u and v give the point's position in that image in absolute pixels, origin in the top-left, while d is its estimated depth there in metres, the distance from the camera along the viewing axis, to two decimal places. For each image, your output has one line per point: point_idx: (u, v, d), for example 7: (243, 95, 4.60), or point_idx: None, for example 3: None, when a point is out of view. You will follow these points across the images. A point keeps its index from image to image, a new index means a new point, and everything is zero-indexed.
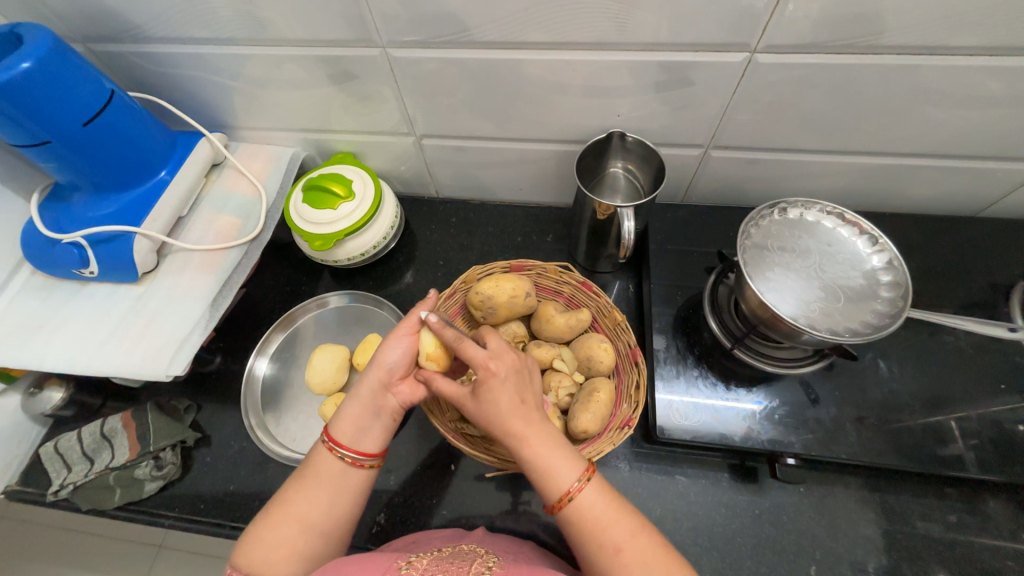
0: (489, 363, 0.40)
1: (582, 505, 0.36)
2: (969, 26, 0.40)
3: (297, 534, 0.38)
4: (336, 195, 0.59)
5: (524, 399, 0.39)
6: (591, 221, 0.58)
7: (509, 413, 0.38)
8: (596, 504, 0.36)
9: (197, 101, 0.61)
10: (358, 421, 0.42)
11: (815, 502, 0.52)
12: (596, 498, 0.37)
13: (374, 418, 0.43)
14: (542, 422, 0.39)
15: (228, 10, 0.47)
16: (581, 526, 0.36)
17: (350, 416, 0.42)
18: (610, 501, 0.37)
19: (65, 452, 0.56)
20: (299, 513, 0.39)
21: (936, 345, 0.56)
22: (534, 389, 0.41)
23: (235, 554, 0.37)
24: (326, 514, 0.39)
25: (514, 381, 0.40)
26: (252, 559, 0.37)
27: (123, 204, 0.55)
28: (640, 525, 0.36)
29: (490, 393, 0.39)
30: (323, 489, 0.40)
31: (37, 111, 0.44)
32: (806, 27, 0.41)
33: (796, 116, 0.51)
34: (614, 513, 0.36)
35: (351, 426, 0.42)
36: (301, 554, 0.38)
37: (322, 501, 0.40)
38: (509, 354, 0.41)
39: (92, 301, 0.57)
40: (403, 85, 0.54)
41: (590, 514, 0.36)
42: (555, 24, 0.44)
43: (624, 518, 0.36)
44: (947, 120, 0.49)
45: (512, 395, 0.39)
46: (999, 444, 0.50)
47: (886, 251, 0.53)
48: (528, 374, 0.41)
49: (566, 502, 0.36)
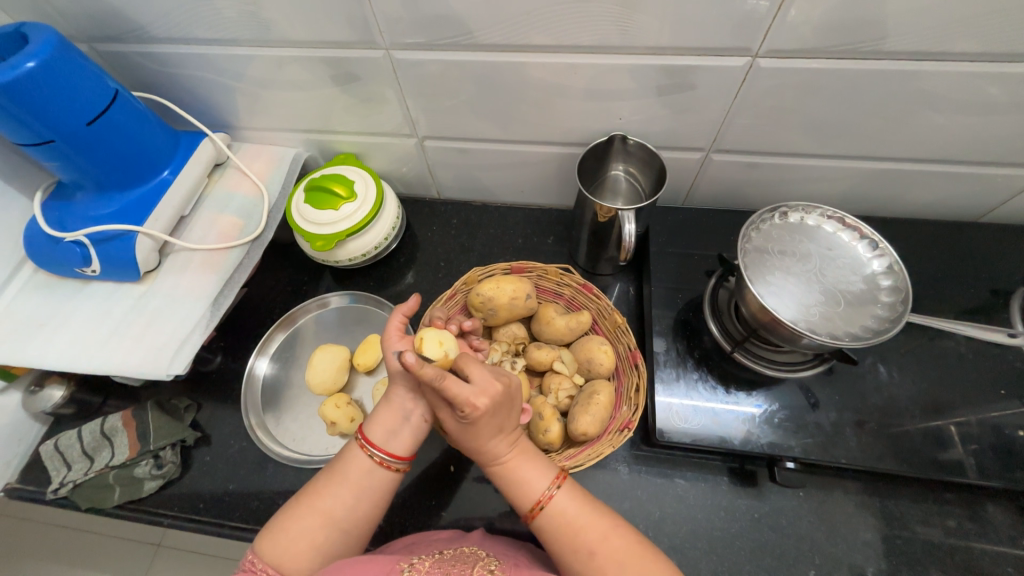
0: (475, 401, 0.38)
1: (555, 512, 0.39)
2: (970, 32, 0.40)
3: (319, 528, 0.39)
4: (338, 196, 0.59)
5: (504, 426, 0.41)
6: (592, 224, 0.58)
7: (488, 440, 0.40)
8: (569, 509, 0.39)
9: (200, 101, 0.61)
10: (391, 423, 0.44)
11: (815, 506, 0.52)
12: (568, 505, 0.39)
13: (403, 421, 0.44)
14: (521, 442, 0.42)
15: (233, 11, 0.47)
16: (554, 531, 0.39)
17: (383, 417, 0.44)
18: (584, 508, 0.39)
19: (65, 449, 0.56)
20: (323, 508, 0.40)
21: (937, 350, 0.56)
22: (514, 414, 0.41)
23: (257, 543, 0.39)
24: (349, 512, 0.41)
25: (497, 415, 0.39)
26: (276, 551, 0.38)
27: (126, 203, 0.55)
28: (614, 526, 0.39)
29: (472, 425, 0.39)
30: (349, 486, 0.41)
31: (41, 111, 0.44)
32: (808, 32, 0.42)
33: (797, 121, 0.51)
34: (586, 516, 0.39)
35: (383, 427, 0.43)
36: (320, 549, 0.39)
37: (347, 499, 0.41)
38: (497, 385, 0.39)
39: (94, 299, 0.57)
40: (405, 87, 0.54)
41: (563, 519, 0.39)
42: (557, 28, 0.44)
43: (597, 522, 0.39)
44: (949, 125, 0.49)
45: (494, 426, 0.40)
46: (999, 450, 0.50)
47: (887, 255, 0.53)
48: (511, 400, 0.41)
49: (538, 511, 0.39)
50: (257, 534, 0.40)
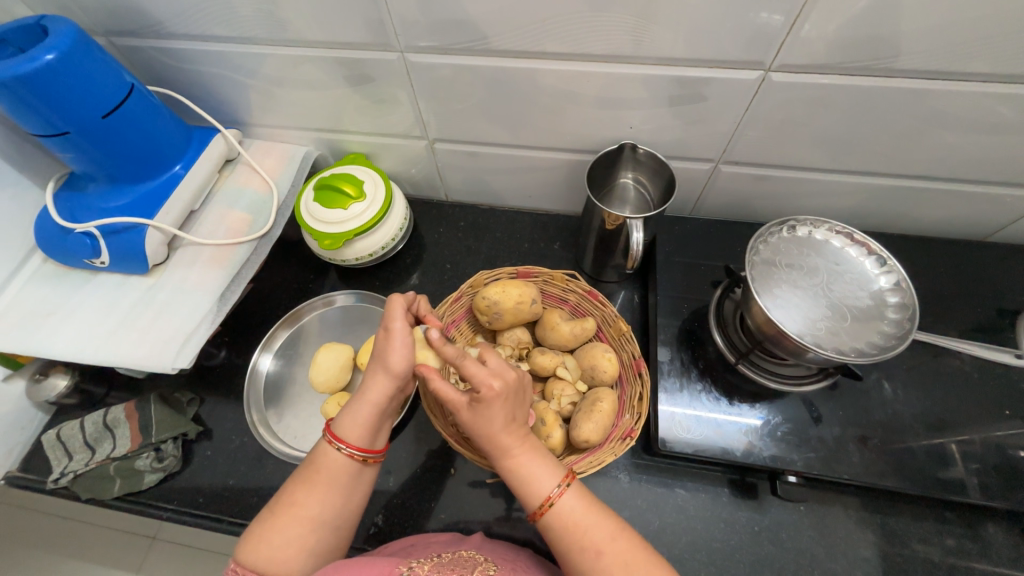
0: (491, 381, 0.38)
1: (565, 510, 0.38)
2: (983, 53, 0.40)
3: (306, 533, 0.39)
4: (347, 195, 0.59)
5: (515, 416, 0.40)
6: (599, 231, 0.58)
7: (500, 429, 0.39)
8: (576, 509, 0.39)
9: (213, 97, 0.62)
10: (369, 423, 0.42)
11: (816, 521, 0.52)
12: (576, 505, 0.39)
13: (379, 418, 0.42)
14: (529, 437, 0.41)
15: (249, 9, 0.48)
16: (561, 530, 0.38)
17: (360, 418, 0.42)
18: (590, 507, 0.39)
19: (67, 440, 0.57)
20: (309, 514, 0.39)
21: (941, 367, 0.56)
22: (524, 406, 0.42)
23: (240, 552, 0.38)
24: (337, 512, 0.41)
25: (509, 402, 0.40)
26: (264, 559, 0.38)
27: (138, 195, 0.55)
28: (619, 528, 0.38)
29: (484, 411, 0.39)
30: (334, 489, 0.41)
31: (58, 103, 0.45)
32: (821, 48, 0.42)
33: (808, 135, 0.51)
34: (592, 517, 0.38)
35: (365, 430, 0.42)
36: (309, 551, 0.39)
37: (333, 501, 0.40)
38: (510, 371, 0.40)
39: (101, 291, 0.57)
40: (417, 89, 0.54)
41: (570, 518, 0.38)
42: (573, 35, 0.45)
43: (603, 522, 0.38)
44: (960, 144, 0.49)
45: (506, 414, 0.39)
46: (1003, 471, 0.50)
47: (894, 272, 0.53)
48: (522, 390, 0.41)
49: (547, 508, 0.38)
50: (240, 539, 0.39)
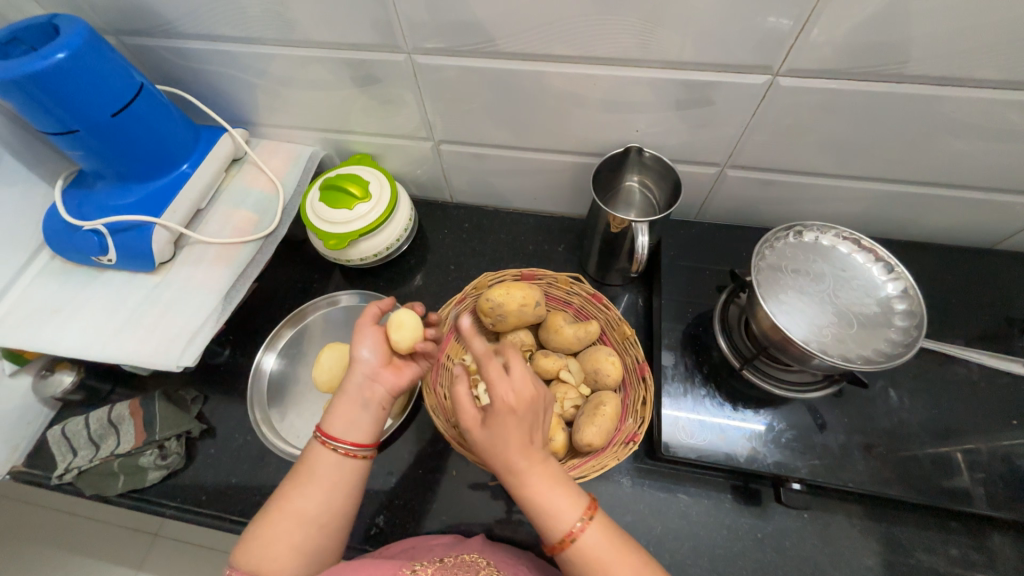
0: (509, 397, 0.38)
1: (587, 547, 0.37)
2: (994, 59, 0.40)
3: (293, 529, 0.39)
4: (353, 195, 0.59)
5: (532, 438, 0.39)
6: (604, 234, 0.58)
7: (515, 453, 0.38)
8: (600, 546, 0.37)
9: (221, 97, 0.62)
10: (344, 412, 0.43)
11: (819, 529, 0.51)
12: (599, 540, 0.37)
13: (363, 410, 0.44)
14: (547, 464, 0.39)
15: (258, 10, 0.48)
16: (583, 566, 0.36)
17: (336, 410, 0.43)
18: (614, 542, 0.37)
19: (72, 436, 0.57)
20: (295, 508, 0.39)
21: (948, 375, 0.56)
22: (543, 429, 0.40)
23: (232, 554, 0.38)
24: (323, 507, 0.40)
25: (527, 420, 0.38)
26: (253, 559, 0.37)
27: (146, 194, 0.56)
28: (643, 564, 0.37)
29: (502, 426, 0.38)
30: (320, 484, 0.40)
31: (68, 101, 0.45)
32: (831, 53, 0.42)
33: (816, 140, 0.51)
34: (616, 553, 0.37)
35: (342, 419, 0.43)
36: (298, 549, 0.38)
37: (319, 497, 0.40)
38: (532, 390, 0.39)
39: (108, 288, 0.58)
40: (424, 90, 0.54)
41: (593, 555, 0.36)
42: (581, 38, 0.45)
43: (627, 559, 0.37)
44: (970, 151, 0.49)
45: (523, 435, 0.38)
46: (1009, 481, 0.49)
47: (902, 279, 0.52)
48: (542, 412, 0.40)
49: (568, 545, 0.36)
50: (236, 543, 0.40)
